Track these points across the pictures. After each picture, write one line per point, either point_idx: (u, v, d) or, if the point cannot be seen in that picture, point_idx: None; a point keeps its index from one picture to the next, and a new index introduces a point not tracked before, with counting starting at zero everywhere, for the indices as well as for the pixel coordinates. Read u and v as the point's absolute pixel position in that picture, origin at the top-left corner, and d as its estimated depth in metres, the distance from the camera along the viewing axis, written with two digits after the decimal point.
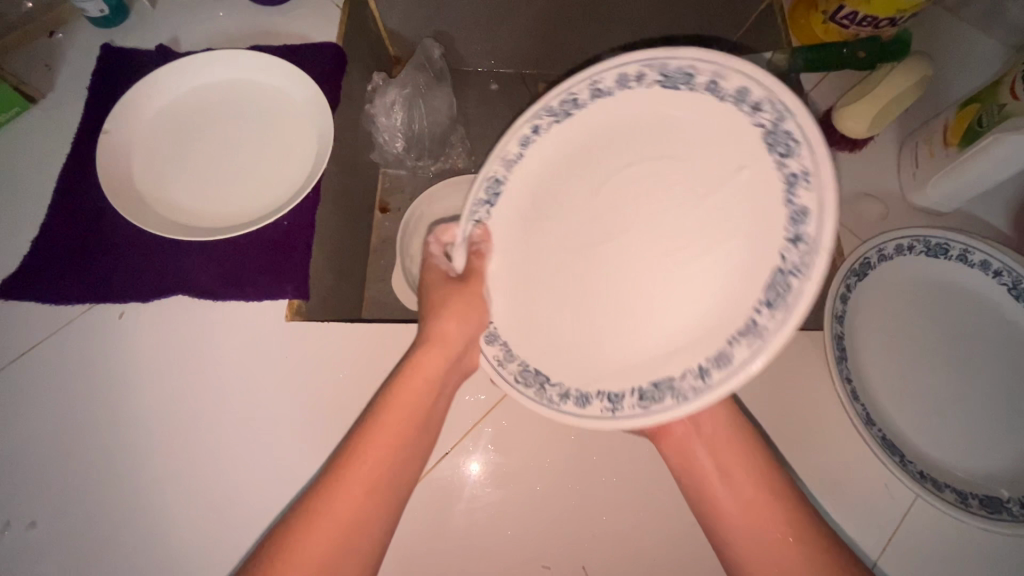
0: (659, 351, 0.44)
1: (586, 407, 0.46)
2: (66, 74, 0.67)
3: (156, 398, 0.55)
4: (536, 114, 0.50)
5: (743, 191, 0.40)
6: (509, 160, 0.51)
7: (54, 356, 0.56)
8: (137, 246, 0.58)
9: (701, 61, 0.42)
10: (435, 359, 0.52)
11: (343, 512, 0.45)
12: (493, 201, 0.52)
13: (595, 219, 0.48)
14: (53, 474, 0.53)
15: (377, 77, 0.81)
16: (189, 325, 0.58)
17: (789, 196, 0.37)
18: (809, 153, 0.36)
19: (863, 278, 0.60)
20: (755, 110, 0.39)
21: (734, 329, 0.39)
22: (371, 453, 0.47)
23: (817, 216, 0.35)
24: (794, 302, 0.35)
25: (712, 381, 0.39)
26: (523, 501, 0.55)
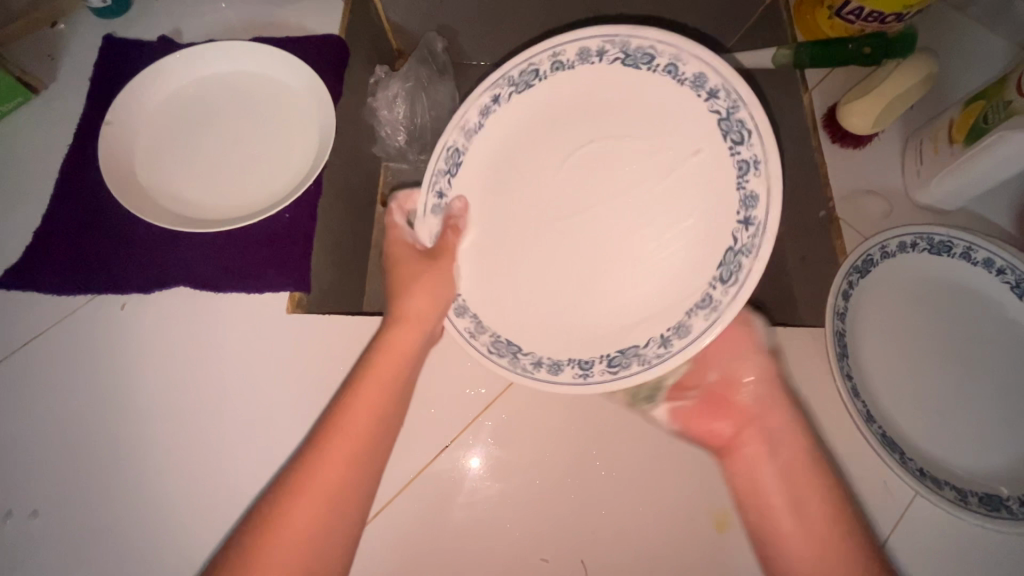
0: (618, 321, 0.50)
1: (558, 374, 0.51)
2: (68, 65, 0.67)
3: (157, 389, 0.56)
4: (495, 85, 0.53)
5: (695, 171, 0.48)
6: (471, 130, 0.55)
7: (57, 346, 0.56)
8: (139, 237, 0.58)
9: (661, 44, 0.47)
10: (406, 333, 0.52)
11: (325, 482, 0.46)
12: (454, 170, 0.55)
13: (563, 192, 0.53)
14: (55, 464, 0.53)
15: (379, 69, 0.81)
16: (190, 317, 0.58)
17: (739, 178, 0.45)
18: (757, 143, 0.43)
19: (865, 275, 0.60)
20: (710, 96, 0.46)
21: (693, 303, 0.46)
22: (350, 424, 0.48)
23: (763, 200, 0.43)
24: (745, 276, 0.43)
25: (673, 349, 0.46)
26: (523, 494, 0.55)
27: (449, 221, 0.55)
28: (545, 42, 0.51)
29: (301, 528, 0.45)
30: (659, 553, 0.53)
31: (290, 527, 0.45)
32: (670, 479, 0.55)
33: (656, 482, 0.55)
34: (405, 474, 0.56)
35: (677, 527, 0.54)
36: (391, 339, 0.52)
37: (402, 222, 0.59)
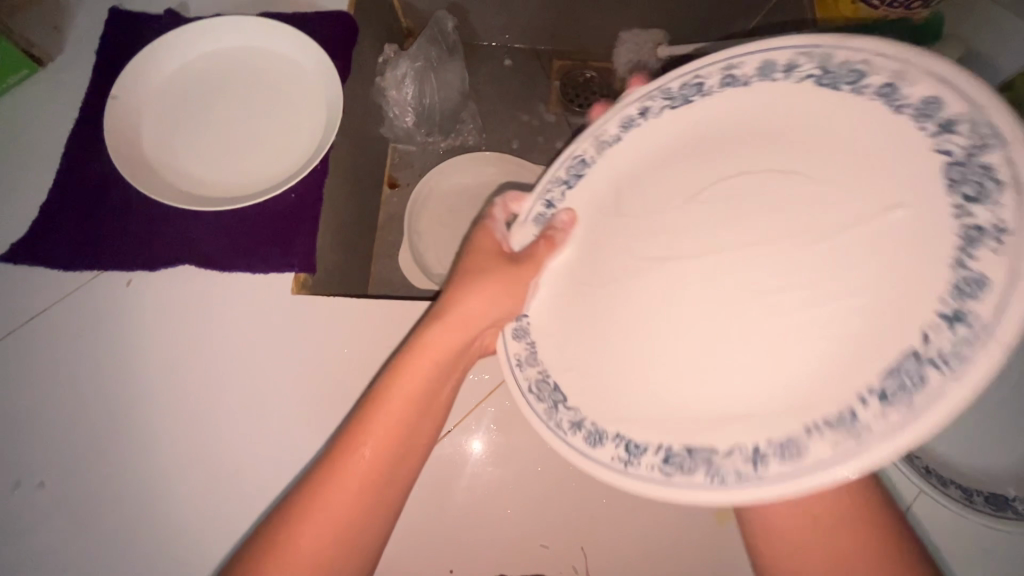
0: (717, 419, 0.37)
1: (597, 447, 0.41)
2: (75, 36, 0.66)
3: (164, 367, 0.56)
4: (648, 97, 0.44)
5: (869, 241, 0.33)
6: (603, 142, 0.46)
7: (62, 321, 0.56)
8: (145, 214, 0.58)
9: (880, 56, 0.34)
10: (447, 339, 0.48)
11: (347, 497, 0.45)
12: (573, 181, 0.47)
13: (668, 231, 0.43)
14: (61, 438, 0.53)
15: (388, 48, 0.79)
16: (195, 295, 0.58)
17: (962, 234, 0.30)
18: (1015, 199, 0.28)
19: None
20: (942, 130, 0.31)
21: (820, 417, 0.33)
22: (378, 435, 0.46)
23: (1001, 294, 0.27)
24: (924, 404, 0.28)
25: (767, 472, 0.34)
26: (525, 482, 0.55)
27: (547, 232, 0.47)
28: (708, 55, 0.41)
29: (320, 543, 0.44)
30: (660, 542, 0.54)
31: (307, 539, 0.44)
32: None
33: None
34: None
35: (680, 519, 0.54)
36: (429, 344, 0.48)
37: (499, 222, 0.52)
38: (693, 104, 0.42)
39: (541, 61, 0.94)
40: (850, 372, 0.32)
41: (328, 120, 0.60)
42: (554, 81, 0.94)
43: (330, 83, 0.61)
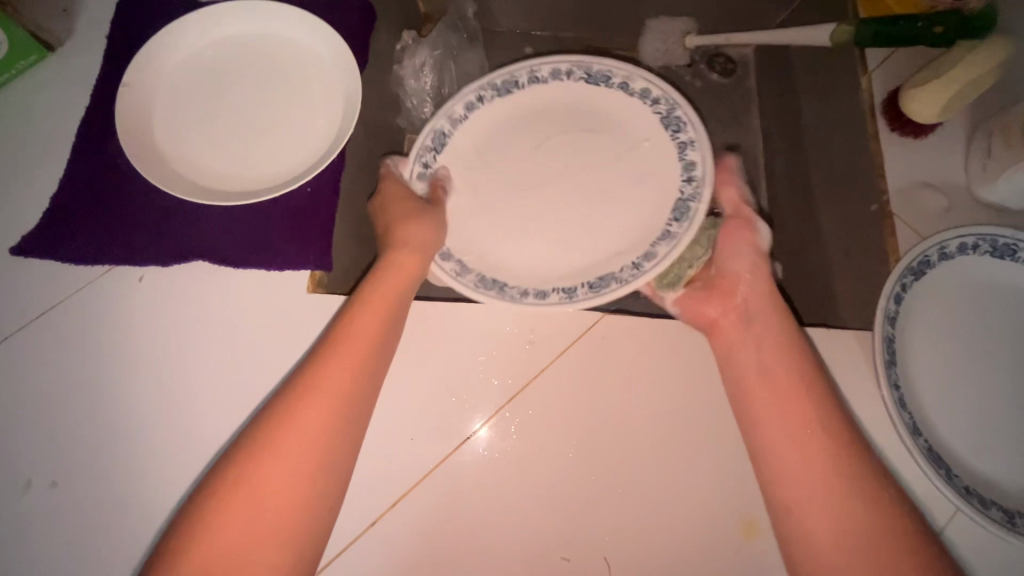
0: (579, 260, 0.60)
1: (545, 297, 0.58)
2: (85, 20, 0.63)
3: (178, 364, 0.54)
4: (482, 88, 0.64)
5: (645, 156, 0.62)
6: (456, 119, 0.64)
7: (73, 317, 0.55)
8: (158, 208, 0.56)
9: (616, 68, 0.63)
10: (411, 259, 0.55)
11: (331, 393, 0.48)
12: (439, 149, 0.63)
13: (532, 168, 0.64)
14: (72, 434, 0.52)
15: (407, 35, 0.76)
16: (209, 291, 0.56)
17: (681, 155, 0.60)
18: (692, 128, 0.59)
19: (920, 277, 0.56)
20: (654, 103, 0.62)
21: (637, 257, 0.58)
22: (325, 377, 0.48)
23: (701, 163, 0.59)
24: (695, 214, 0.57)
25: (645, 269, 0.57)
26: (545, 490, 0.54)
27: (435, 184, 0.62)
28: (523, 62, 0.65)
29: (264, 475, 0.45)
30: (679, 548, 0.53)
31: (252, 475, 0.45)
32: (693, 475, 0.55)
33: (680, 478, 0.55)
34: (424, 464, 0.55)
35: (701, 525, 0.54)
36: (368, 294, 0.53)
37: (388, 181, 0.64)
38: (514, 93, 0.65)
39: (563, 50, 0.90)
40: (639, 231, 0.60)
41: (346, 111, 0.58)
42: None
43: (348, 72, 0.59)
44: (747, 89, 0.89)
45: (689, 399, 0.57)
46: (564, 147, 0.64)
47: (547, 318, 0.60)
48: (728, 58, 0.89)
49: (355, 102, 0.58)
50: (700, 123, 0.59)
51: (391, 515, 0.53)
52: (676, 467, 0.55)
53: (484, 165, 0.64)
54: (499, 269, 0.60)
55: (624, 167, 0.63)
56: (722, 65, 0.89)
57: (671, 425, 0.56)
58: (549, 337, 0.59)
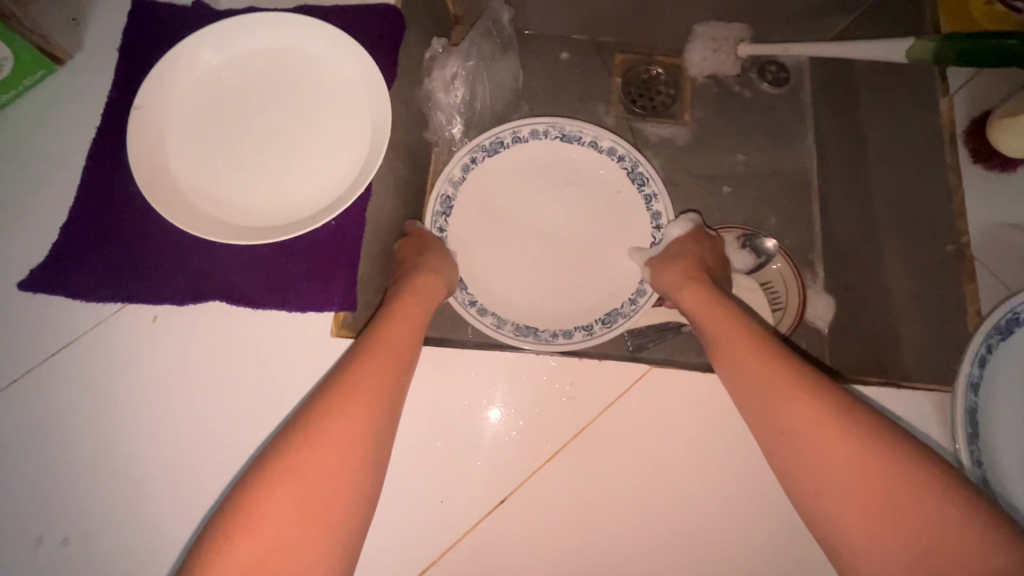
0: (583, 299, 0.68)
1: (572, 336, 0.63)
2: (96, 31, 0.59)
3: (193, 412, 0.51)
4: (474, 151, 0.68)
5: (628, 201, 0.70)
6: (456, 182, 0.68)
7: (84, 361, 0.51)
8: (172, 242, 0.52)
9: (586, 129, 0.69)
10: (428, 280, 0.57)
11: (370, 395, 0.45)
12: (447, 212, 0.68)
13: (538, 221, 0.72)
14: (84, 486, 0.49)
15: (436, 43, 0.71)
16: (227, 333, 0.53)
17: (648, 207, 0.69)
18: (655, 184, 0.68)
19: (1010, 338, 0.50)
20: (620, 160, 0.69)
21: (632, 292, 0.67)
22: (355, 395, 0.44)
23: (665, 215, 0.68)
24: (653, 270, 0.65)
25: (641, 303, 0.65)
26: (580, 548, 0.53)
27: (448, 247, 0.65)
28: (506, 124, 0.69)
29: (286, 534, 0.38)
30: None
31: (266, 532, 0.38)
32: (730, 544, 0.53)
33: (718, 547, 0.53)
34: (455, 528, 0.53)
35: None
36: (388, 328, 0.50)
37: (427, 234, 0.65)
38: (501, 153, 0.70)
39: (601, 54, 0.83)
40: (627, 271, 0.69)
41: (373, 138, 0.53)
42: (615, 79, 0.82)
43: (374, 94, 0.54)
44: (802, 101, 0.82)
45: (731, 460, 0.55)
46: (557, 200, 0.72)
47: (589, 369, 0.57)
48: (780, 67, 0.82)
49: (382, 129, 0.53)
50: (662, 179, 0.67)
51: None
52: (714, 534, 0.53)
53: (495, 204, 0.71)
54: (532, 318, 0.67)
55: (621, 214, 0.71)
56: (774, 74, 0.82)
57: (712, 487, 0.54)
58: (588, 391, 0.57)
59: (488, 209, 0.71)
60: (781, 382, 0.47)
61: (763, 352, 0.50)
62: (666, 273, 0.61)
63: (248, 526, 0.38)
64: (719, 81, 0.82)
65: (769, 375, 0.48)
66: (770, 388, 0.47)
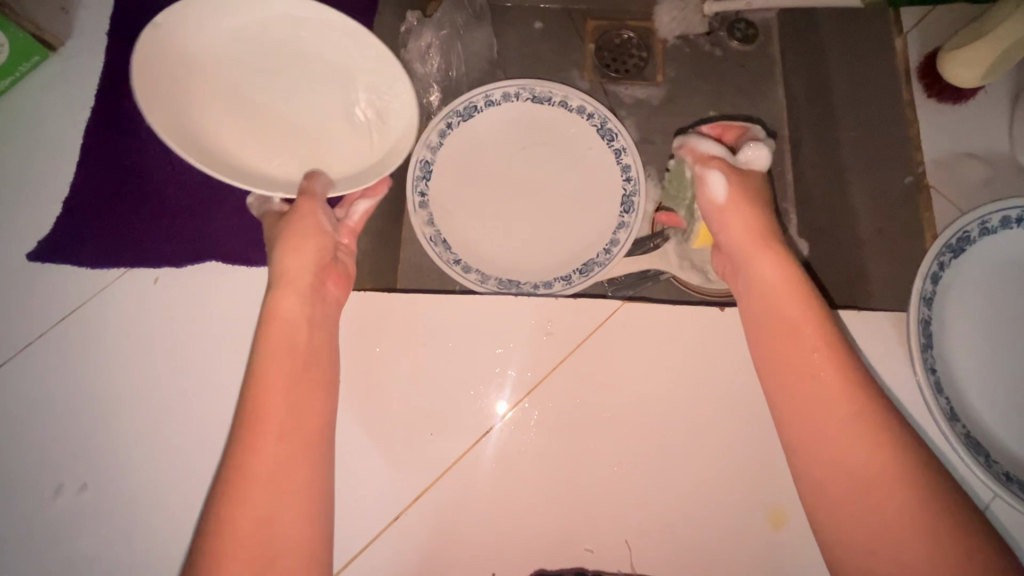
0: (563, 252, 0.72)
1: (552, 288, 0.68)
2: (85, 19, 0.63)
3: (193, 365, 0.54)
4: (448, 116, 0.72)
5: (601, 155, 0.73)
6: (434, 147, 0.72)
7: (90, 324, 0.55)
8: (171, 211, 0.58)
9: (555, 90, 0.73)
10: (308, 224, 0.55)
11: (279, 429, 0.46)
12: (427, 176, 0.72)
13: (515, 182, 0.75)
14: (93, 438, 0.53)
15: (411, 15, 0.74)
16: (221, 292, 0.56)
17: (617, 160, 0.72)
18: (624, 138, 0.71)
19: (960, 255, 0.53)
20: (589, 117, 0.73)
21: (606, 243, 0.70)
22: (274, 420, 0.46)
23: (635, 166, 0.70)
24: (631, 217, 0.69)
25: (614, 253, 0.69)
26: (563, 478, 0.53)
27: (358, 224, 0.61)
28: (478, 88, 0.73)
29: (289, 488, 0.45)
30: (705, 534, 0.52)
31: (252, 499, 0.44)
32: (717, 469, 0.53)
33: (704, 476, 0.53)
34: (444, 458, 0.54)
35: (727, 512, 0.52)
36: (279, 302, 0.51)
37: (414, 195, 0.71)
38: (476, 117, 0.74)
39: (575, 22, 0.82)
40: (602, 222, 0.71)
41: (373, 122, 0.59)
42: (589, 46, 0.81)
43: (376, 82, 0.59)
44: (772, 58, 0.80)
45: (710, 388, 0.55)
46: (531, 160, 0.75)
47: (564, 308, 0.58)
48: (748, 24, 0.81)
49: (394, 130, 0.58)
50: (631, 133, 0.71)
51: (410, 517, 0.53)
52: (699, 460, 0.53)
53: (473, 166, 0.74)
54: (513, 274, 0.71)
55: (593, 169, 0.73)
56: (743, 31, 0.81)
57: (695, 414, 0.55)
58: (567, 327, 0.57)
59: (466, 171, 0.74)
60: (824, 346, 0.49)
61: (822, 323, 0.50)
62: (734, 212, 0.55)
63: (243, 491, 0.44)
64: (690, 41, 0.81)
65: (812, 332, 0.49)
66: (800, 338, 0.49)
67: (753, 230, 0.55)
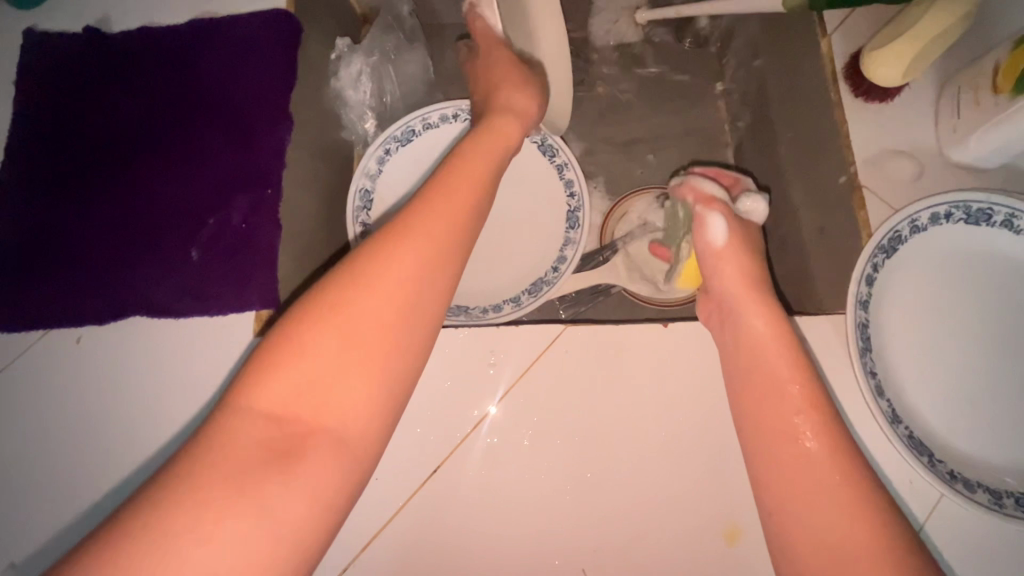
0: (513, 273, 0.69)
1: (502, 311, 0.64)
2: None
3: (121, 424, 0.52)
4: (386, 142, 0.70)
5: (542, 171, 0.71)
6: (373, 174, 0.70)
7: (10, 391, 0.53)
8: (88, 262, 0.55)
9: None
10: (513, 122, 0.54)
11: (435, 241, 0.40)
12: (368, 206, 0.70)
13: None
14: (18, 509, 0.50)
15: (338, 42, 0.71)
16: (150, 345, 0.54)
17: (560, 176, 0.70)
18: (565, 152, 0.70)
19: (893, 255, 0.54)
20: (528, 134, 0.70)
21: (554, 260, 0.68)
22: (427, 228, 0.40)
23: (578, 180, 0.69)
24: (579, 231, 0.68)
25: (563, 271, 0.66)
26: (515, 510, 0.52)
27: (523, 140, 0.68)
28: (414, 113, 0.71)
29: (384, 328, 0.37)
30: (661, 553, 0.51)
31: (357, 312, 0.37)
32: (669, 485, 0.53)
33: (658, 494, 0.53)
34: (396, 498, 0.53)
35: (682, 531, 0.52)
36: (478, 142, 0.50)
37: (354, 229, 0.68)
38: (415, 141, 0.72)
39: None
40: (547, 240, 0.70)
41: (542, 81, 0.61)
42: None
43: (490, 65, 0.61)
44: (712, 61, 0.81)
45: (658, 405, 0.55)
46: None
47: (508, 336, 0.57)
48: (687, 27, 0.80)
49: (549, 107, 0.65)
50: (571, 147, 0.69)
51: (361, 563, 0.51)
52: (651, 478, 0.53)
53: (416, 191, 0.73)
54: (460, 297, 0.65)
55: (535, 185, 0.72)
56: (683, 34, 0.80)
57: (645, 432, 0.54)
58: (512, 355, 0.56)
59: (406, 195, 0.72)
60: (811, 406, 0.45)
61: (798, 353, 0.48)
62: (730, 258, 0.54)
63: (359, 290, 0.37)
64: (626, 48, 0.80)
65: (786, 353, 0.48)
66: (779, 358, 0.48)
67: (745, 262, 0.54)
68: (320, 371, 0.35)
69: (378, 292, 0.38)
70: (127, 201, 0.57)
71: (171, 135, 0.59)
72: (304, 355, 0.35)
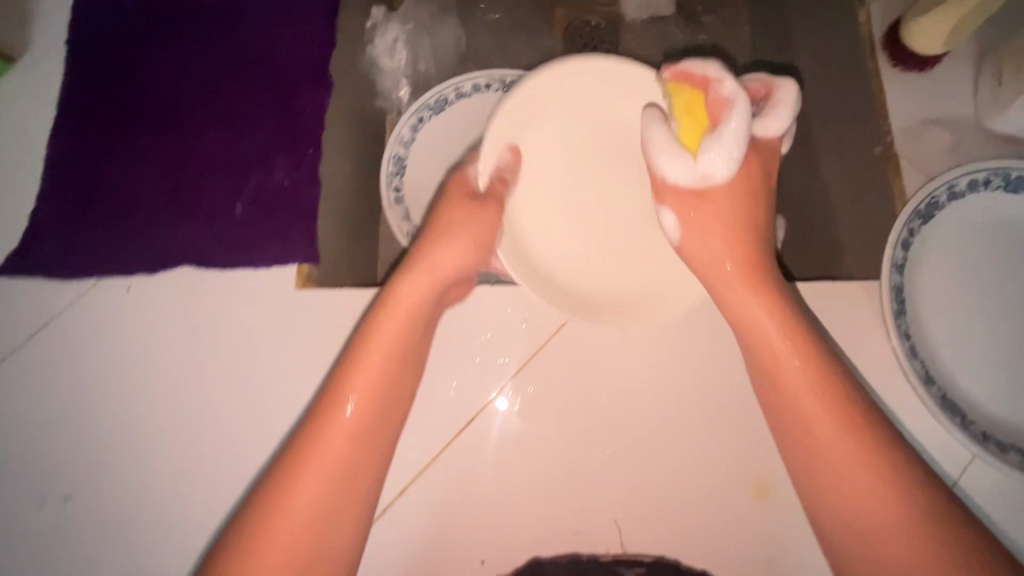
0: None
1: None
2: (45, 29, 0.62)
3: (170, 370, 0.54)
4: (421, 110, 0.70)
5: None
6: (406, 142, 0.70)
7: (63, 335, 0.55)
8: (140, 216, 0.57)
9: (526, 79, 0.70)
10: (417, 286, 0.50)
11: (333, 461, 0.44)
12: (400, 171, 0.70)
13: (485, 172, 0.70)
14: (74, 449, 0.52)
15: (375, 12, 0.73)
16: (195, 296, 0.56)
17: None
18: None
19: (929, 221, 0.54)
20: None
21: None
22: (323, 446, 0.44)
23: None
24: None
25: None
26: (549, 462, 0.54)
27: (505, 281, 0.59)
28: (448, 81, 0.71)
29: (312, 534, 0.43)
30: (691, 508, 0.52)
31: (281, 534, 0.42)
32: (700, 443, 0.54)
33: (689, 451, 0.54)
34: (429, 450, 0.54)
35: (712, 487, 0.53)
36: (388, 311, 0.48)
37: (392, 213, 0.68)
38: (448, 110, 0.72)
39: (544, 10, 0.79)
40: None
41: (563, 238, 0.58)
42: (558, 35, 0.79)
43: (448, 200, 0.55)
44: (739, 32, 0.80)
45: (689, 364, 0.56)
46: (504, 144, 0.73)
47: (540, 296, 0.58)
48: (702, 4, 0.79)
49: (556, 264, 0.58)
50: None
51: (397, 508, 0.53)
52: (681, 434, 0.54)
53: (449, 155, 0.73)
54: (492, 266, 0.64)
55: None
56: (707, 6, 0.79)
57: (674, 391, 0.55)
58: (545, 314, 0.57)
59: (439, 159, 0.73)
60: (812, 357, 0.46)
61: (806, 332, 0.47)
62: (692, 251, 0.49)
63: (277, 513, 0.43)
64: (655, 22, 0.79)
65: (797, 364, 0.45)
66: (779, 370, 0.46)
67: (737, 241, 0.48)
68: (302, 528, 0.43)
69: (292, 516, 0.43)
70: (174, 159, 0.59)
71: (215, 98, 0.61)
72: (269, 540, 0.42)
